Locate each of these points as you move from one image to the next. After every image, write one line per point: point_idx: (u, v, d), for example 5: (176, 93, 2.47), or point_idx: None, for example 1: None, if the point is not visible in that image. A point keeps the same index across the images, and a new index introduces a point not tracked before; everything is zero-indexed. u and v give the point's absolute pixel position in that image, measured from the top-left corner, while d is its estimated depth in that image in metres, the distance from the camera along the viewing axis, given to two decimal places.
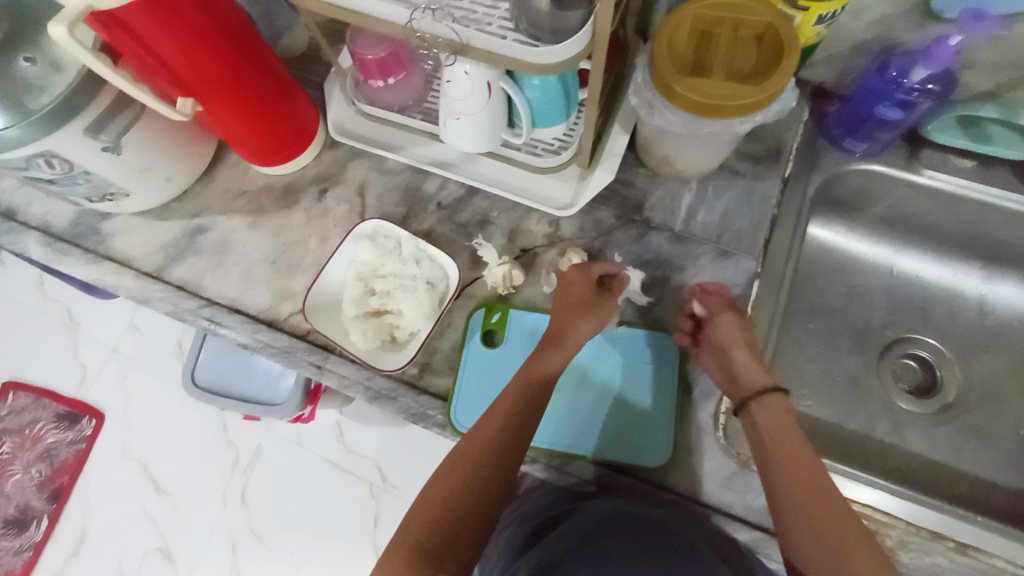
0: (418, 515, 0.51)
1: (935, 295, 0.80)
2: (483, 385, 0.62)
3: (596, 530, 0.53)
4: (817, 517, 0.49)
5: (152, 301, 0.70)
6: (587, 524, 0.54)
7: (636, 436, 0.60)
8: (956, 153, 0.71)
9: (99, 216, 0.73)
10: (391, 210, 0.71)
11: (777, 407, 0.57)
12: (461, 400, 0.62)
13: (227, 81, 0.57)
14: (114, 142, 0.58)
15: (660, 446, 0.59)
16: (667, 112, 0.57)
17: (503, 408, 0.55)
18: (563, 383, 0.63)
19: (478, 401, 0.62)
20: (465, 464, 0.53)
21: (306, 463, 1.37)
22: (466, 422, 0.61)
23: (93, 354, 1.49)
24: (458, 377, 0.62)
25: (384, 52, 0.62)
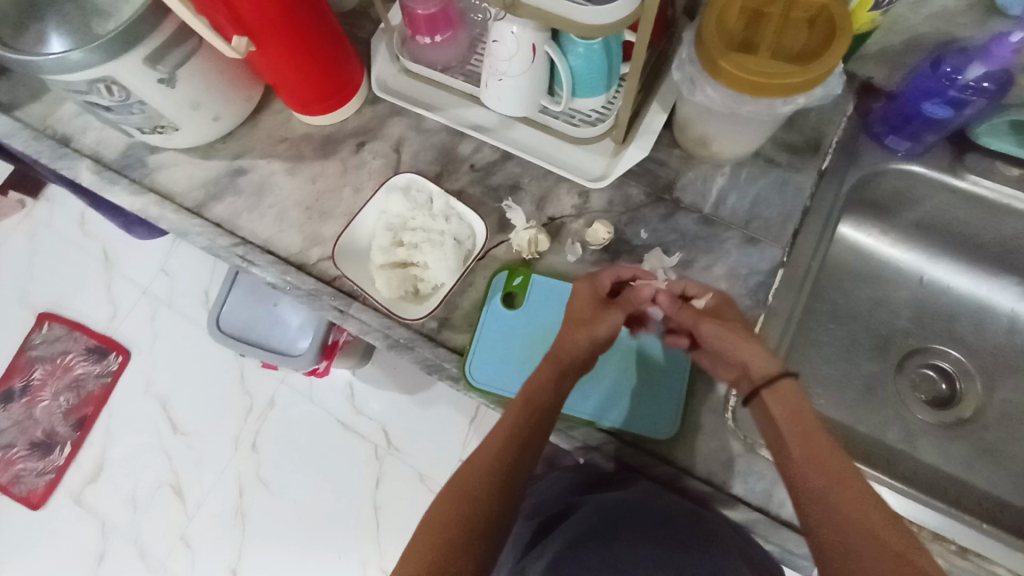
0: (427, 526, 0.51)
1: (964, 308, 0.79)
2: (498, 344, 0.63)
3: (603, 524, 0.57)
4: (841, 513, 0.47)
5: (189, 235, 0.73)
6: (594, 517, 0.59)
7: (646, 409, 0.61)
8: (1004, 160, 0.69)
9: (147, 150, 0.76)
10: (425, 168, 0.73)
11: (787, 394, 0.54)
12: (477, 356, 0.63)
13: (281, 25, 0.59)
14: (170, 74, 0.61)
15: (668, 420, 0.60)
16: (709, 88, 0.57)
17: (537, 401, 0.57)
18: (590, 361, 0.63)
19: (494, 359, 0.63)
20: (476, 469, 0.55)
21: (317, 418, 1.41)
22: (479, 377, 0.62)
23: (125, 292, 1.55)
24: (475, 334, 0.63)
25: (434, 9, 0.63)
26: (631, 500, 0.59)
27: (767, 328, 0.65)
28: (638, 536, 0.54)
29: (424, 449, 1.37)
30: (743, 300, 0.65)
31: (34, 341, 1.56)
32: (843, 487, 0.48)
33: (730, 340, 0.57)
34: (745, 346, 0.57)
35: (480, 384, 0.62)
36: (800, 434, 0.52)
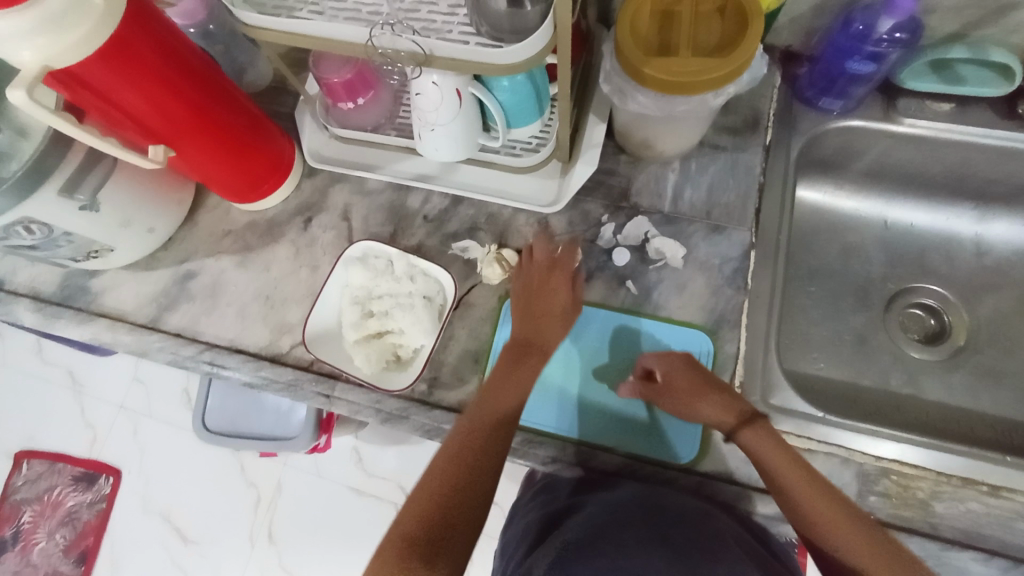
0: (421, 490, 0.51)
1: (930, 242, 0.80)
2: None
3: (613, 524, 0.50)
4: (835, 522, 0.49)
5: (150, 352, 0.69)
6: (603, 518, 0.52)
7: (668, 433, 0.60)
8: (932, 98, 0.71)
9: (87, 275, 0.73)
10: (379, 229, 0.71)
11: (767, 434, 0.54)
12: None
13: (195, 122, 0.57)
14: (91, 199, 0.58)
15: (689, 445, 0.59)
16: (639, 96, 0.56)
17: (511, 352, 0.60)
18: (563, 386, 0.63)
19: None
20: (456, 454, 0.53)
21: (330, 492, 1.36)
22: None
23: (101, 412, 1.48)
24: (487, 366, 0.63)
25: (349, 74, 0.62)
26: (635, 505, 0.53)
27: (754, 312, 0.64)
28: (638, 539, 0.48)
29: None
30: (723, 291, 0.64)
31: (14, 485, 1.47)
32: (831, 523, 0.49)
33: (689, 402, 0.57)
34: (706, 403, 0.56)
35: None
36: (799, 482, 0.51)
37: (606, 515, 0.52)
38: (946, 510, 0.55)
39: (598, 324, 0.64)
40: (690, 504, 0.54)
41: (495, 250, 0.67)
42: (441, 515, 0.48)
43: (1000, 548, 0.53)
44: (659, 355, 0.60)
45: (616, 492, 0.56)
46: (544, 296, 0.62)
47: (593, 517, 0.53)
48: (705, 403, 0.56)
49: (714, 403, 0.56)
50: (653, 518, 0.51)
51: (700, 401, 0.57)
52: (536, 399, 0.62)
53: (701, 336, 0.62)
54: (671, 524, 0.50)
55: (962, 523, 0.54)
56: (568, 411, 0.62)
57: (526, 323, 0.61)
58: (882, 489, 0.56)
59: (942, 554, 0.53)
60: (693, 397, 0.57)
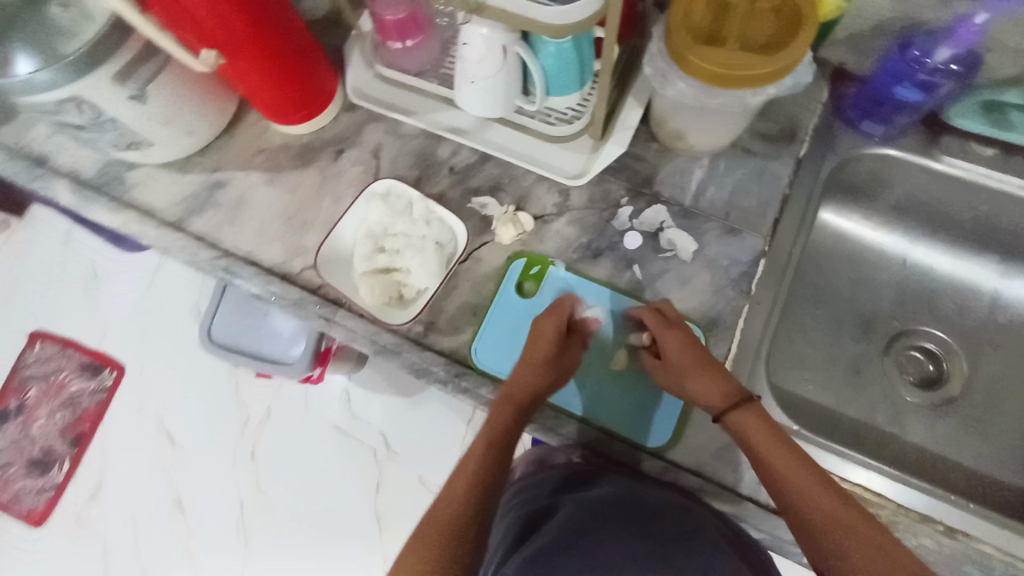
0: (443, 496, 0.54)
1: (945, 288, 0.79)
2: (505, 329, 0.65)
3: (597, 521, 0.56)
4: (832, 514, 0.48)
5: (171, 250, 0.73)
6: (587, 516, 0.58)
7: (643, 415, 0.62)
8: (976, 141, 0.70)
9: (125, 166, 0.76)
10: (404, 172, 0.72)
11: (754, 416, 0.55)
12: (482, 341, 0.65)
13: (249, 37, 0.59)
14: (140, 90, 0.60)
15: (661, 430, 0.61)
16: (679, 83, 0.57)
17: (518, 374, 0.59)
18: None
19: (502, 348, 0.64)
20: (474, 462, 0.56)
21: (315, 426, 1.41)
22: (481, 358, 0.64)
23: (115, 309, 1.54)
24: (483, 319, 0.65)
25: (403, 15, 0.63)
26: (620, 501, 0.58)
27: (751, 317, 0.65)
28: (621, 535, 0.54)
29: (420, 451, 1.37)
30: (725, 291, 0.65)
31: (26, 361, 1.55)
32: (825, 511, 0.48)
33: (678, 376, 0.58)
34: (695, 380, 0.57)
35: (482, 365, 0.64)
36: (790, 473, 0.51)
37: (592, 514, 0.57)
38: (898, 540, 0.56)
39: (597, 300, 0.65)
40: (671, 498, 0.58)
41: (512, 210, 0.69)
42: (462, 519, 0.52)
43: None
44: (660, 322, 0.60)
45: (602, 488, 0.61)
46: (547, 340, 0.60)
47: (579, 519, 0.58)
48: (706, 377, 0.57)
49: (703, 380, 0.57)
50: (636, 513, 0.56)
51: (689, 377, 0.58)
52: None
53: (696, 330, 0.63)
54: (659, 519, 0.55)
55: (911, 555, 0.56)
56: None
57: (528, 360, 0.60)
58: None
59: None
60: (694, 365, 0.58)
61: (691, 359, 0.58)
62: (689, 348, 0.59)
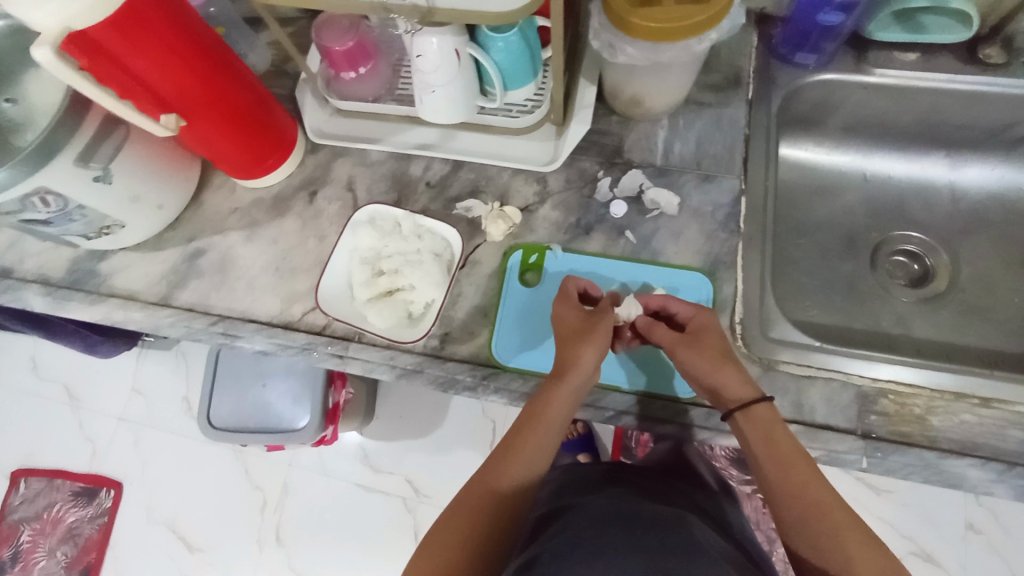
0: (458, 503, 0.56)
1: (908, 190, 0.84)
2: (519, 320, 0.65)
3: (599, 527, 0.55)
4: (808, 498, 0.52)
5: (163, 328, 0.70)
6: (589, 523, 0.56)
7: (669, 370, 0.63)
8: (898, 49, 0.75)
9: (96, 257, 0.74)
10: (382, 197, 0.73)
11: (765, 418, 0.55)
12: (501, 337, 0.64)
13: (204, 92, 0.59)
14: (104, 170, 0.59)
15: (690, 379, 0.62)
16: (628, 48, 0.60)
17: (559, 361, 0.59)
18: None
19: (519, 339, 0.64)
20: (498, 470, 0.57)
21: (337, 490, 1.36)
22: (503, 353, 0.64)
23: (100, 424, 1.46)
24: (496, 315, 0.65)
25: (350, 43, 0.66)
26: (618, 507, 0.59)
27: (748, 253, 0.67)
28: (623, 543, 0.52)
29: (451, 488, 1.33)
30: (718, 234, 0.67)
31: (13, 504, 1.44)
32: (803, 495, 0.52)
33: (713, 363, 0.57)
34: (729, 369, 0.57)
35: (506, 361, 0.63)
36: (784, 463, 0.54)
37: (596, 522, 0.56)
38: (942, 422, 0.58)
39: (599, 271, 0.67)
40: (667, 511, 0.60)
41: (498, 207, 0.70)
42: (481, 530, 0.54)
43: (995, 454, 0.56)
44: (691, 307, 0.61)
45: (601, 497, 0.63)
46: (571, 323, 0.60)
47: (575, 518, 0.59)
48: (727, 369, 0.57)
49: (734, 370, 0.57)
50: (641, 526, 0.55)
51: (722, 367, 0.57)
52: (544, 346, 0.64)
53: (700, 277, 0.65)
54: (663, 536, 0.54)
55: (958, 434, 0.57)
56: None
57: (562, 349, 0.59)
58: (881, 408, 0.59)
59: (940, 462, 0.56)
60: (717, 357, 0.57)
61: (714, 348, 0.58)
62: (713, 338, 0.59)
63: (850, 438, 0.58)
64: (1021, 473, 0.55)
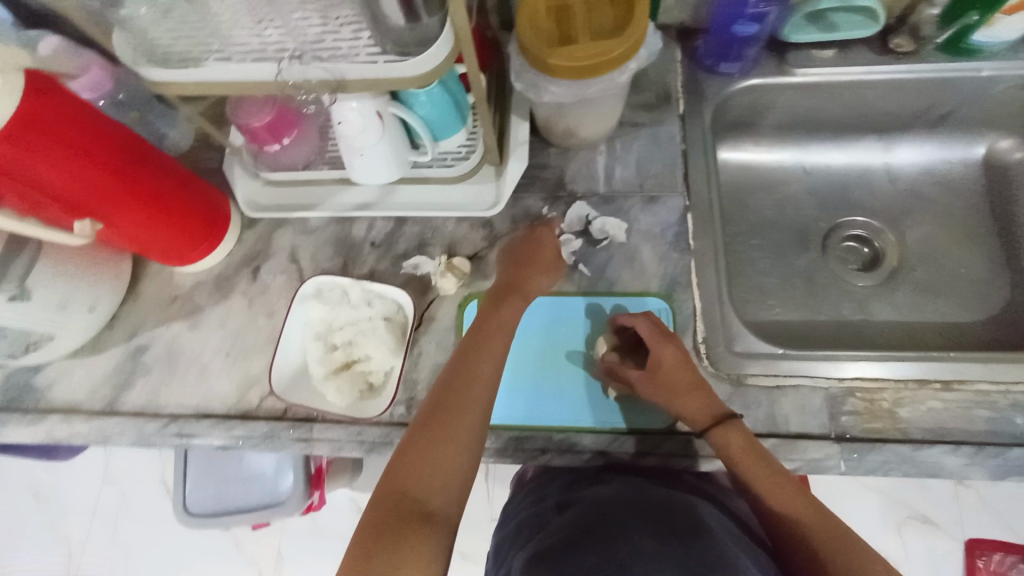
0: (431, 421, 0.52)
1: (848, 177, 0.86)
2: None
3: (612, 522, 0.49)
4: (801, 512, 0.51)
5: (114, 436, 0.66)
6: (599, 518, 0.50)
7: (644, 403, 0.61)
8: (815, 48, 0.77)
9: (30, 371, 0.69)
10: (328, 264, 0.70)
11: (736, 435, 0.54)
12: None
13: (117, 191, 0.56)
14: (21, 287, 0.56)
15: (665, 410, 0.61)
16: (552, 87, 0.60)
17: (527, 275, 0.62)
18: (539, 377, 0.64)
19: None
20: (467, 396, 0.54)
21: (333, 553, 1.30)
22: None
23: (72, 525, 1.38)
24: None
25: (269, 117, 0.64)
26: (636, 497, 0.53)
27: (703, 269, 0.67)
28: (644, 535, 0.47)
29: None
30: (670, 255, 0.67)
31: None
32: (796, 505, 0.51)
33: (673, 395, 0.57)
34: (687, 396, 0.57)
35: None
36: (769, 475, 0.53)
37: (611, 515, 0.50)
38: (911, 413, 0.59)
39: (556, 312, 0.66)
40: (679, 499, 0.54)
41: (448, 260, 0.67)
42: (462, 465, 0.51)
43: (966, 438, 0.57)
44: (654, 334, 0.59)
45: (607, 488, 0.56)
46: (542, 248, 0.65)
47: (585, 514, 0.52)
48: (692, 392, 0.57)
49: (693, 395, 0.57)
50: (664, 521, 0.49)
51: (680, 396, 0.57)
52: (512, 394, 0.63)
53: (658, 303, 0.65)
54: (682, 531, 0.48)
55: (928, 422, 0.58)
56: (541, 399, 0.63)
57: (537, 264, 0.63)
58: (852, 408, 0.59)
59: (916, 454, 0.57)
60: (688, 385, 0.57)
61: (684, 376, 0.58)
62: (684, 366, 0.58)
63: (827, 445, 0.58)
64: (994, 454, 0.56)
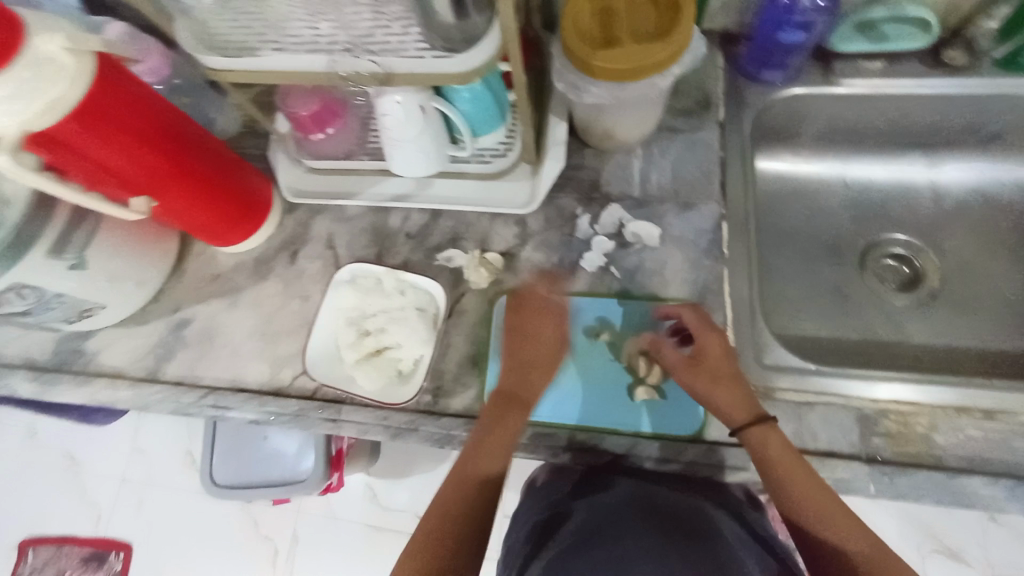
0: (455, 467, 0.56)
1: (890, 193, 0.83)
2: None
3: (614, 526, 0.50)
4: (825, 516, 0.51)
5: (153, 404, 0.70)
6: (603, 522, 0.51)
7: (669, 408, 0.61)
8: (864, 58, 0.76)
9: (80, 337, 0.73)
10: (363, 252, 0.72)
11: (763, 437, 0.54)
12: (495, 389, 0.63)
13: (171, 174, 0.59)
14: (79, 257, 0.59)
15: (690, 415, 0.61)
16: (592, 89, 0.60)
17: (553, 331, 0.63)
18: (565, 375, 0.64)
19: None
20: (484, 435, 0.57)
21: (347, 535, 1.34)
22: None
23: (104, 488, 1.45)
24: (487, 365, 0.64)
25: (315, 107, 0.65)
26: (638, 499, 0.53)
27: (735, 278, 0.66)
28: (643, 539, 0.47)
29: None
30: (702, 262, 0.67)
31: None
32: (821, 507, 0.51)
33: (712, 385, 0.56)
34: (726, 388, 0.56)
35: None
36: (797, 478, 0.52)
37: (613, 519, 0.51)
38: (946, 439, 0.57)
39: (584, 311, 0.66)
40: (685, 502, 0.54)
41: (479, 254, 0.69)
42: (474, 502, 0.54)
43: (1003, 468, 0.56)
44: (700, 324, 0.59)
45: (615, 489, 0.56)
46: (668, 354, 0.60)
47: (590, 517, 0.52)
48: (732, 387, 0.56)
49: (733, 389, 0.56)
50: (664, 524, 0.49)
51: (718, 387, 0.56)
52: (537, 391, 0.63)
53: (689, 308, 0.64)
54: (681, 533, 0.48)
55: (963, 449, 0.57)
56: (567, 396, 0.63)
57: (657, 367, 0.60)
58: (884, 429, 0.58)
59: (950, 482, 0.55)
60: (727, 377, 0.57)
61: (725, 369, 0.57)
62: (727, 359, 0.58)
63: (856, 465, 0.56)
64: None
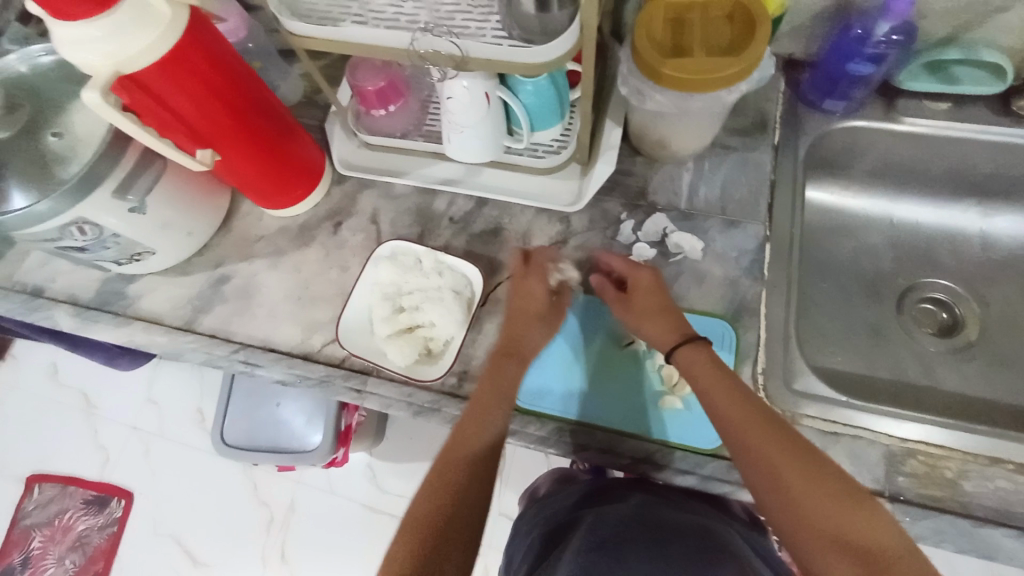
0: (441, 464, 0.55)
1: (937, 237, 0.82)
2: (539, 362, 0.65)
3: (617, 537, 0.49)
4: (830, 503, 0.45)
5: (186, 353, 0.72)
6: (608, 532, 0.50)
7: (693, 420, 0.61)
8: (929, 98, 0.75)
9: (123, 280, 0.75)
10: (406, 231, 0.74)
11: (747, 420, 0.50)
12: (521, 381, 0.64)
13: (236, 129, 0.60)
14: (140, 201, 0.61)
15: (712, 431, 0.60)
16: (656, 96, 0.61)
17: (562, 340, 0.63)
18: (590, 376, 0.64)
19: (536, 381, 0.64)
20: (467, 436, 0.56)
21: (343, 512, 1.35)
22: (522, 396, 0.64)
23: (114, 434, 1.48)
24: None
25: (382, 83, 0.67)
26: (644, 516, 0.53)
27: (773, 300, 0.66)
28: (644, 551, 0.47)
29: None
30: (741, 281, 0.66)
31: (25, 509, 1.46)
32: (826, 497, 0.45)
33: (638, 318, 0.61)
34: (653, 319, 0.59)
35: (526, 404, 0.63)
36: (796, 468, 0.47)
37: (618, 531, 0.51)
38: (975, 488, 0.56)
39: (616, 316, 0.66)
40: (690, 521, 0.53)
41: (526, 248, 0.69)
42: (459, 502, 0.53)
43: None
44: (629, 266, 0.64)
45: (621, 507, 0.57)
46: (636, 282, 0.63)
47: (595, 528, 0.52)
48: (658, 318, 0.59)
49: (660, 320, 0.59)
50: (668, 539, 0.49)
51: (646, 319, 0.60)
52: (561, 387, 0.64)
53: (723, 324, 0.64)
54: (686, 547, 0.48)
55: (992, 501, 0.55)
56: (591, 396, 0.63)
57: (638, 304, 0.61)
58: (910, 469, 0.57)
59: (974, 531, 0.54)
60: (655, 309, 0.60)
61: (655, 303, 0.61)
62: (657, 291, 0.61)
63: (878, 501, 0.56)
64: None
